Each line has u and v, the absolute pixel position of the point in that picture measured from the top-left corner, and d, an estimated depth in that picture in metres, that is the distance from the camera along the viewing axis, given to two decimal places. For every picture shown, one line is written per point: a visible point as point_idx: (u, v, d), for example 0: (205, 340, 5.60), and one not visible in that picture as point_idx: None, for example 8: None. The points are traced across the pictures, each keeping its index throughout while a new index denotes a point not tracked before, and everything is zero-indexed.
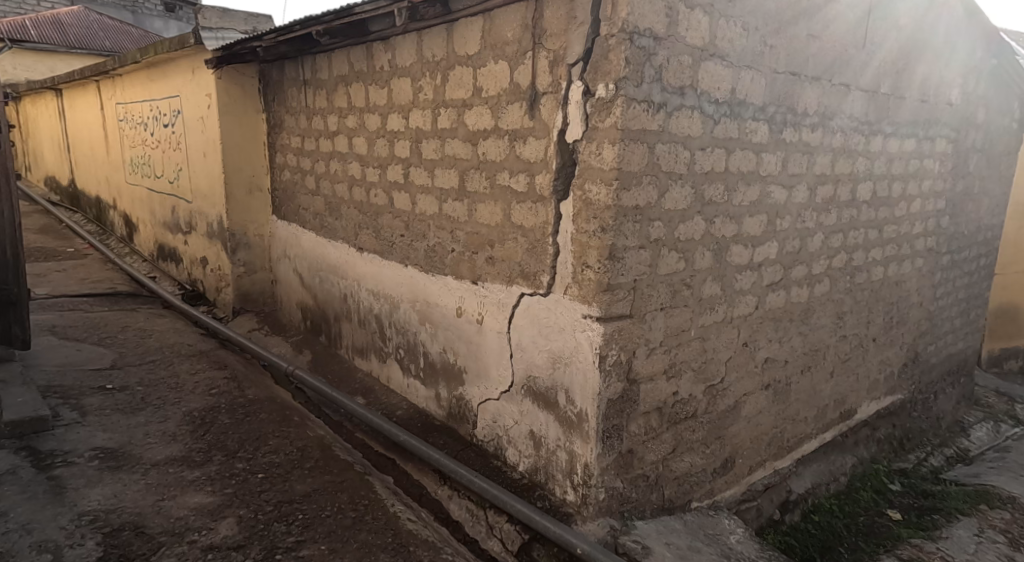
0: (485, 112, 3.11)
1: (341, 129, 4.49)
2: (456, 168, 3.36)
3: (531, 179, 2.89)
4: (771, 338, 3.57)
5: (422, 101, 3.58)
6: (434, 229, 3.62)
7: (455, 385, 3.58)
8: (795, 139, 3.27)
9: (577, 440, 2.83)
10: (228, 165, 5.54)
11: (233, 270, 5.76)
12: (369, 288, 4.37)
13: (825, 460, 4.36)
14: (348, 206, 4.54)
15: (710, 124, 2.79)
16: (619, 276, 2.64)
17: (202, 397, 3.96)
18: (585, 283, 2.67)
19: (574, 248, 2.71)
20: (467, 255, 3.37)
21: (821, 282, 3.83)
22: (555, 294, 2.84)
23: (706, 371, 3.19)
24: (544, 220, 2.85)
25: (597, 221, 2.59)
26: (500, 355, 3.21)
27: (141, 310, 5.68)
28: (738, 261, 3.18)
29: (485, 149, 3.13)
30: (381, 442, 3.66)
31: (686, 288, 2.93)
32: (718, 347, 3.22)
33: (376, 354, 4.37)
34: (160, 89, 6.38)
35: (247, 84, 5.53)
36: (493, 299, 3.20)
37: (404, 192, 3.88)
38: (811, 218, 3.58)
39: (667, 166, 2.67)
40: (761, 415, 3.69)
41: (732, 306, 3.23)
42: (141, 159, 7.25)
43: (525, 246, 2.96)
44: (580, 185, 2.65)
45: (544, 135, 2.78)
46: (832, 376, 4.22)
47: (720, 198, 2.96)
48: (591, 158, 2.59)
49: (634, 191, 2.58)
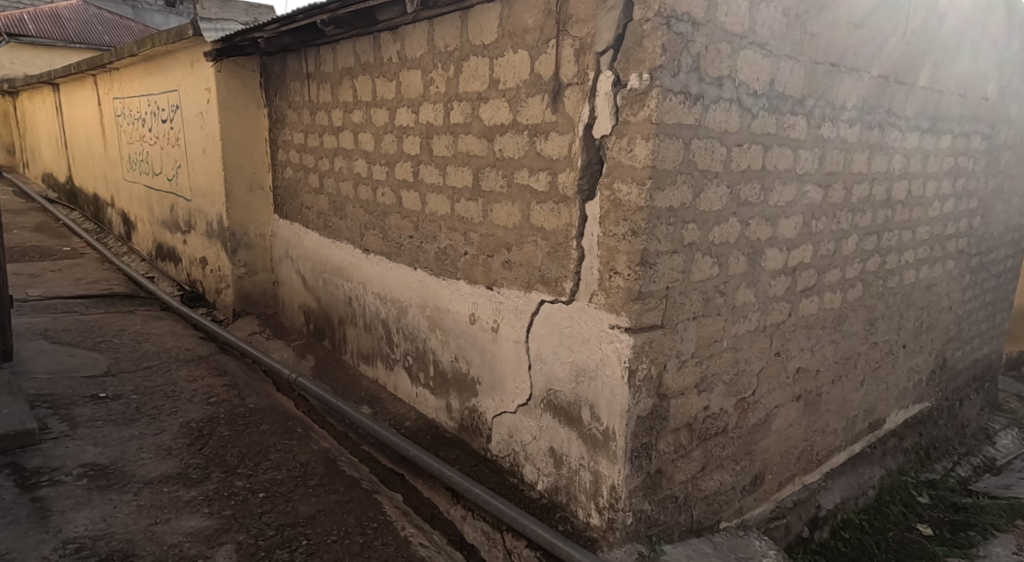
0: (502, 105, 2.90)
1: (347, 124, 4.28)
2: (470, 165, 3.16)
3: (553, 177, 2.68)
4: (803, 347, 3.36)
5: (433, 95, 3.38)
6: (446, 230, 3.41)
7: (468, 396, 3.38)
8: (834, 135, 3.06)
9: (603, 460, 2.62)
10: (229, 161, 5.34)
11: (233, 271, 5.55)
12: (376, 292, 4.16)
13: (855, 473, 4.13)
14: (353, 205, 4.34)
15: (748, 118, 2.58)
16: (651, 284, 2.44)
17: (200, 407, 3.76)
18: (613, 291, 2.47)
19: (601, 253, 2.50)
20: (481, 259, 3.16)
21: (854, 286, 3.62)
22: (578, 302, 2.63)
23: (737, 384, 2.99)
24: (567, 222, 2.64)
25: (628, 224, 2.38)
26: (518, 366, 3.01)
27: (138, 311, 5.48)
28: (772, 265, 2.97)
29: (502, 145, 2.93)
30: (389, 456, 3.46)
31: (719, 295, 2.72)
32: (750, 358, 3.02)
33: (383, 361, 4.17)
34: (158, 83, 6.17)
35: (248, 78, 5.33)
36: (510, 306, 3.00)
37: (414, 191, 3.67)
38: (846, 218, 3.36)
39: (703, 163, 2.47)
40: (792, 428, 3.48)
41: (765, 314, 3.03)
42: (139, 156, 7.04)
43: (546, 250, 2.76)
44: (609, 184, 2.44)
45: (569, 129, 2.57)
46: (863, 386, 4.01)
47: (756, 198, 2.76)
48: (622, 154, 2.38)
49: (667, 192, 2.38)
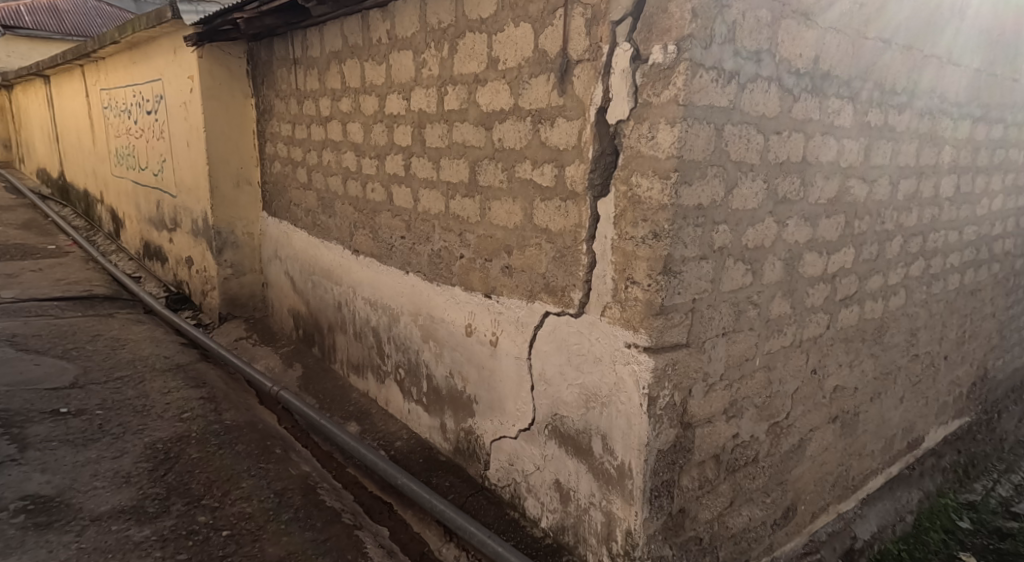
0: (502, 88, 2.53)
1: (335, 114, 3.92)
2: (466, 157, 2.79)
3: (560, 170, 2.31)
4: (841, 363, 2.98)
5: (426, 79, 3.01)
6: (440, 230, 3.05)
7: (464, 416, 3.03)
8: (882, 122, 2.66)
9: (617, 499, 2.25)
10: (213, 155, 4.99)
11: (219, 272, 5.21)
12: (366, 297, 3.81)
13: (892, 498, 3.73)
14: (342, 202, 3.98)
15: (789, 101, 2.20)
16: (675, 296, 2.06)
17: (170, 424, 3.41)
18: (631, 304, 2.10)
19: (615, 259, 2.14)
20: (479, 263, 2.80)
21: (896, 293, 3.23)
22: (588, 316, 2.27)
23: (770, 407, 2.62)
24: (576, 222, 2.27)
25: (649, 224, 2.01)
26: (519, 385, 2.64)
27: (117, 315, 5.14)
28: (811, 272, 2.60)
29: (502, 134, 2.56)
30: (376, 483, 3.12)
31: (752, 308, 2.36)
32: (785, 378, 2.65)
33: (374, 372, 3.82)
34: (142, 73, 5.83)
35: (234, 66, 4.98)
36: (510, 318, 2.64)
37: (405, 187, 3.31)
38: (891, 218, 2.97)
39: (738, 153, 2.09)
40: (827, 452, 3.10)
41: (802, 327, 2.66)
42: (126, 150, 6.71)
43: (551, 254, 2.39)
44: (627, 177, 2.07)
45: (579, 113, 2.20)
46: (902, 402, 3.61)
47: (796, 194, 2.38)
48: (642, 142, 2.00)
49: (696, 187, 2.01)
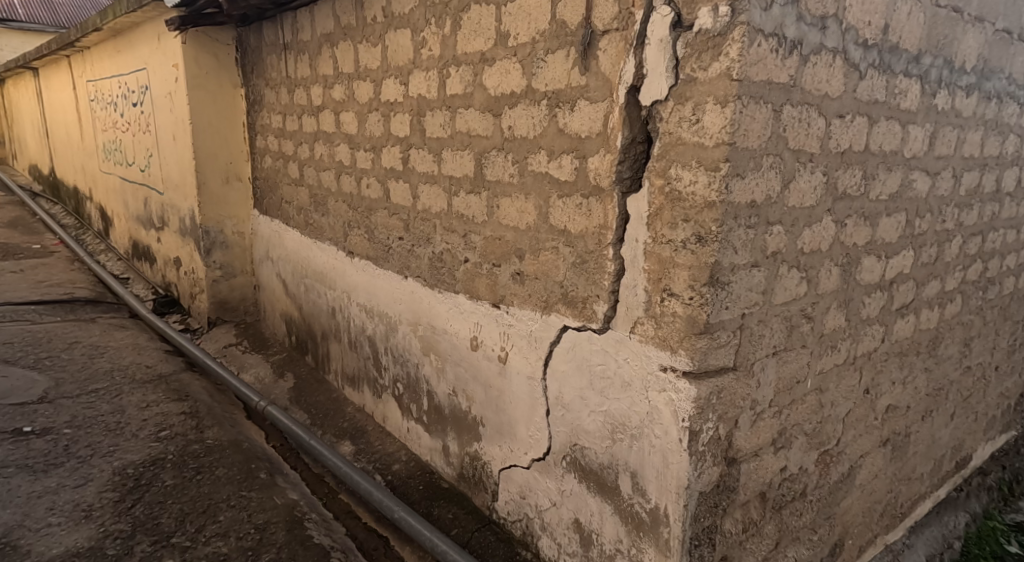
0: (513, 67, 2.19)
1: (327, 103, 3.59)
2: (471, 149, 2.45)
3: (582, 161, 1.97)
4: (895, 380, 2.63)
5: (426, 60, 2.68)
6: (442, 231, 2.72)
7: (469, 439, 2.71)
8: (949, 106, 2.30)
9: (649, 549, 1.93)
10: (200, 149, 4.67)
11: (207, 274, 4.89)
12: (361, 303, 3.48)
13: (940, 523, 3.38)
14: (336, 199, 3.65)
15: (855, 78, 1.85)
16: (722, 312, 1.73)
17: (145, 444, 3.09)
18: (669, 320, 1.77)
19: (649, 266, 1.81)
20: (485, 269, 2.47)
21: (953, 300, 2.87)
22: (615, 334, 1.94)
23: (820, 434, 2.28)
24: (601, 222, 1.93)
25: (692, 226, 1.69)
26: (531, 409, 2.32)
27: (99, 320, 4.82)
28: (868, 279, 2.25)
29: (512, 121, 2.22)
30: (370, 514, 2.81)
31: (805, 322, 2.03)
32: (837, 400, 2.31)
33: (370, 386, 3.50)
34: (127, 63, 5.49)
35: (222, 54, 4.66)
36: (522, 331, 2.31)
37: (403, 182, 2.97)
38: (952, 215, 2.61)
39: (796, 140, 1.75)
40: (878, 479, 2.74)
41: (856, 342, 2.31)
42: (113, 145, 6.38)
43: (571, 259, 2.06)
44: (664, 169, 1.73)
45: (606, 94, 1.86)
46: (953, 420, 3.25)
47: (856, 189, 2.03)
48: (684, 126, 1.67)
49: (749, 180, 1.66)
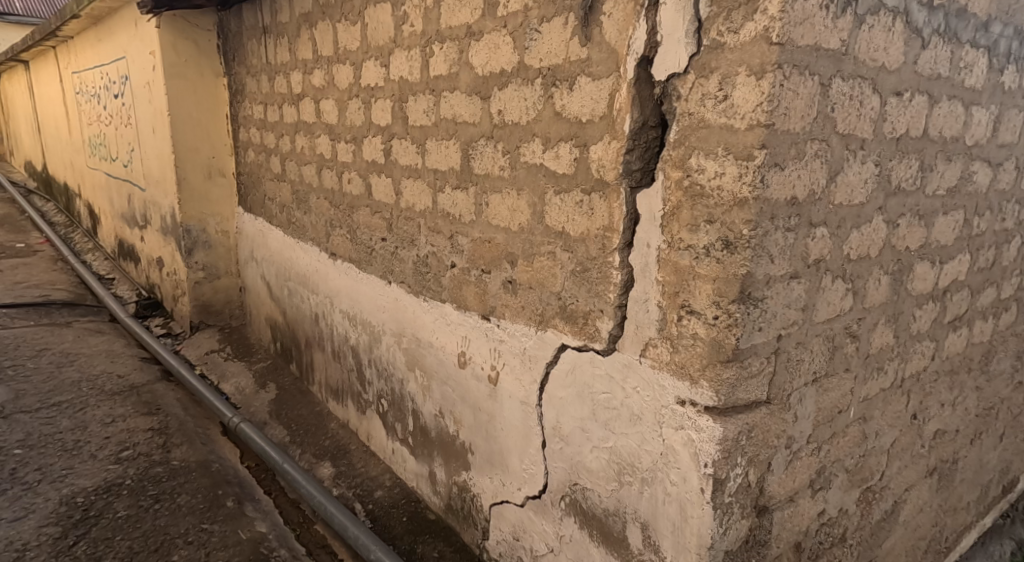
0: (502, 41, 1.87)
1: (307, 90, 3.27)
2: (457, 138, 2.13)
3: (582, 151, 1.65)
4: (944, 402, 2.29)
5: (407, 38, 2.35)
6: (427, 231, 2.40)
7: (457, 467, 2.40)
8: (1017, 85, 1.96)
9: None
10: (180, 142, 4.37)
11: (189, 276, 4.59)
12: (344, 310, 3.17)
13: (985, 556, 3.03)
14: (317, 195, 3.34)
15: (916, 47, 1.51)
16: (755, 335, 1.40)
17: (102, 466, 2.81)
18: (688, 344, 1.46)
19: (663, 277, 1.49)
20: (474, 276, 2.15)
21: (1007, 309, 2.52)
22: (623, 357, 1.63)
23: (863, 470, 1.94)
24: (605, 223, 1.61)
25: (717, 228, 1.36)
26: (525, 439, 2.00)
27: (74, 324, 4.53)
28: (920, 289, 1.91)
29: (503, 104, 1.90)
30: (347, 550, 2.51)
31: (850, 341, 1.69)
32: (882, 429, 1.97)
33: (354, 400, 3.19)
34: (108, 51, 5.19)
35: (202, 41, 4.35)
36: (515, 349, 1.99)
37: (385, 177, 2.66)
38: (1012, 213, 2.26)
39: (846, 122, 1.41)
40: (922, 513, 2.40)
41: (904, 362, 1.97)
42: (97, 139, 6.09)
43: (569, 267, 1.74)
44: (682, 158, 1.41)
45: (611, 68, 1.54)
46: (1002, 440, 2.89)
47: (912, 183, 1.70)
48: (708, 105, 1.34)
49: (790, 171, 1.33)
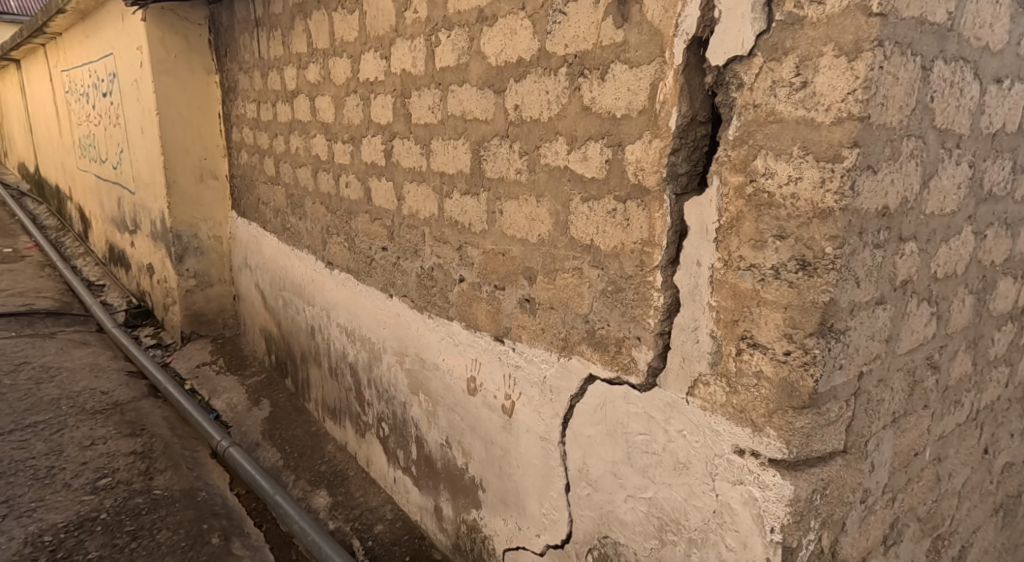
0: (519, 25, 1.62)
1: (301, 86, 3.03)
2: (466, 137, 1.89)
3: (615, 151, 1.40)
4: (1014, 432, 2.03)
5: (409, 26, 2.11)
6: (432, 241, 2.16)
7: (466, 504, 2.15)
8: None
9: None
10: (169, 142, 4.13)
11: (179, 284, 4.35)
12: (342, 324, 2.92)
13: None
14: (313, 200, 3.09)
15: (1019, 27, 1.26)
16: (835, 375, 1.15)
17: (75, 497, 2.57)
18: (749, 384, 1.21)
19: (719, 303, 1.24)
20: (485, 292, 1.90)
21: None
22: (666, 396, 1.38)
23: (934, 516, 1.68)
24: (644, 237, 1.36)
25: (791, 245, 1.12)
26: (545, 480, 1.76)
27: (58, 335, 4.29)
28: (1001, 308, 1.66)
29: (520, 98, 1.65)
30: None
31: (930, 374, 1.44)
32: (955, 468, 1.71)
33: (352, 422, 2.94)
34: (96, 48, 4.95)
35: (193, 36, 4.11)
36: (533, 378, 1.75)
37: (385, 180, 2.41)
38: None
39: (944, 115, 1.17)
40: (987, 555, 2.14)
41: (980, 392, 1.72)
42: (87, 140, 5.84)
43: (600, 286, 1.49)
44: (744, 159, 1.16)
45: (654, 53, 1.29)
46: None
47: (1003, 188, 1.45)
48: (781, 94, 1.10)
49: (882, 176, 1.09)
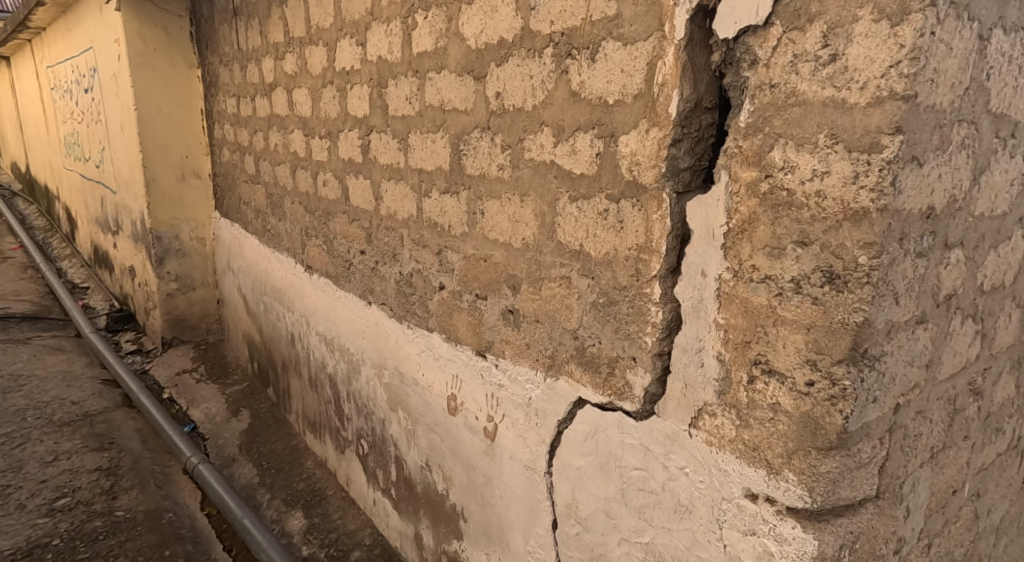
0: (500, 2, 1.43)
1: (279, 79, 2.84)
2: (444, 129, 1.70)
3: (607, 143, 1.21)
4: None
5: (385, 8, 1.92)
6: (411, 244, 1.97)
7: (447, 533, 1.96)
8: None
9: None
10: (148, 139, 3.95)
11: (160, 287, 4.17)
12: (321, 331, 2.74)
13: None
14: (292, 199, 2.90)
15: None
16: (867, 410, 0.96)
17: (29, 520, 2.39)
18: (764, 418, 1.02)
19: (727, 321, 1.05)
20: (466, 302, 1.71)
21: None
22: (666, 427, 1.18)
23: (971, 558, 1.48)
24: (641, 242, 1.16)
25: (815, 253, 0.93)
26: (530, 513, 1.57)
27: (32, 341, 4.11)
28: None
29: (501, 85, 1.46)
30: None
31: (972, 400, 1.25)
32: (994, 503, 1.51)
33: (332, 436, 2.75)
34: (76, 42, 4.77)
35: (173, 28, 3.92)
36: (517, 399, 1.55)
37: (363, 178, 2.22)
38: None
39: (999, 97, 0.98)
40: None
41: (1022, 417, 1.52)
42: (72, 138, 5.67)
43: (590, 298, 1.29)
44: (759, 150, 0.97)
45: (652, 27, 1.10)
46: None
47: None
48: (803, 70, 0.91)
49: (928, 170, 0.90)
